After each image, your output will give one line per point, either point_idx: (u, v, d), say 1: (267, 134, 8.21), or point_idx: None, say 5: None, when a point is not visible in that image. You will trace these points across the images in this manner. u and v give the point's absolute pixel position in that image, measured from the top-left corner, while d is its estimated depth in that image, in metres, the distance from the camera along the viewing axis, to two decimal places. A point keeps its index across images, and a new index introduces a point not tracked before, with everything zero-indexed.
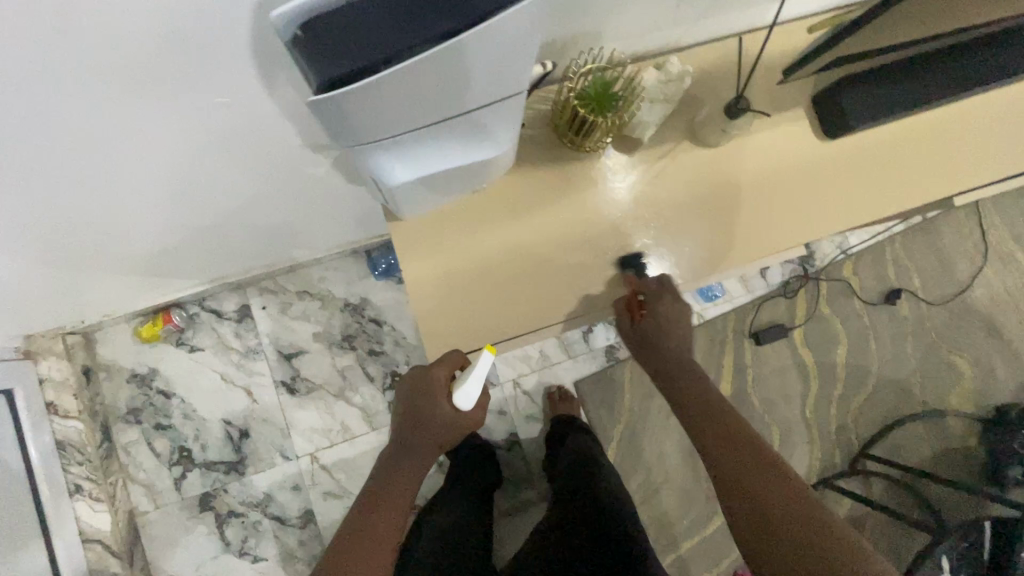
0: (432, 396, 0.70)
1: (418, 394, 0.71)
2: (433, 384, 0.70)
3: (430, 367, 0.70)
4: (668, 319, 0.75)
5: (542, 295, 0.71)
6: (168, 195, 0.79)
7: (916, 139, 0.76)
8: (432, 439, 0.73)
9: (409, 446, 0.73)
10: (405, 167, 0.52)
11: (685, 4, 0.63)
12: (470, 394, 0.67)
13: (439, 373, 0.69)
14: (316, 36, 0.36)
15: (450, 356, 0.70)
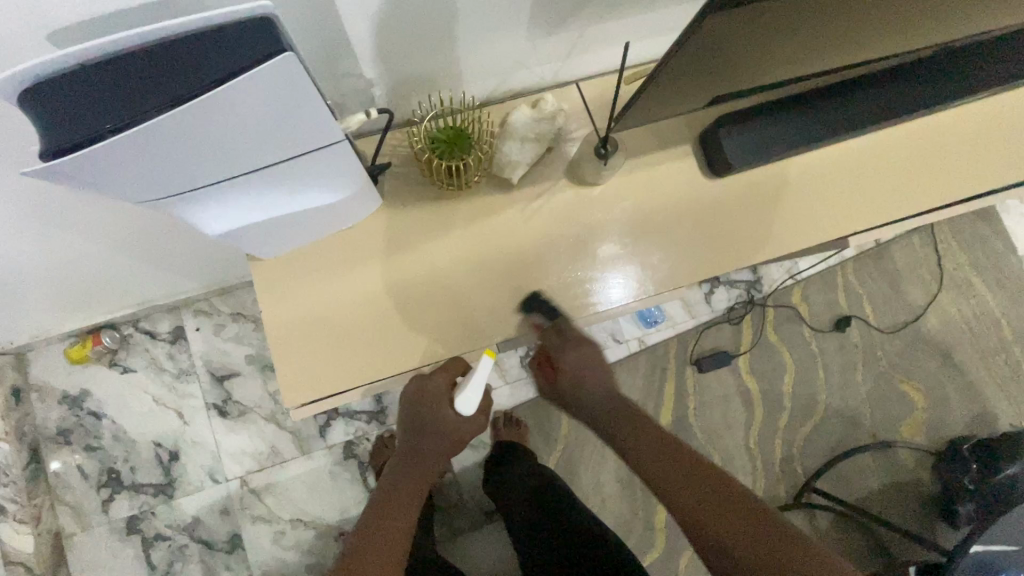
0: (436, 407, 0.69)
1: (418, 407, 0.70)
2: (435, 394, 0.69)
3: (431, 374, 0.70)
4: (580, 372, 0.72)
5: (411, 339, 0.68)
6: (48, 233, 0.78)
7: (807, 176, 0.75)
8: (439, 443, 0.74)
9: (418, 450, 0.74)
10: (221, 213, 0.51)
11: (549, 44, 0.62)
12: (472, 400, 0.67)
13: (440, 380, 0.69)
14: (47, 102, 0.34)
15: (451, 363, 0.69)
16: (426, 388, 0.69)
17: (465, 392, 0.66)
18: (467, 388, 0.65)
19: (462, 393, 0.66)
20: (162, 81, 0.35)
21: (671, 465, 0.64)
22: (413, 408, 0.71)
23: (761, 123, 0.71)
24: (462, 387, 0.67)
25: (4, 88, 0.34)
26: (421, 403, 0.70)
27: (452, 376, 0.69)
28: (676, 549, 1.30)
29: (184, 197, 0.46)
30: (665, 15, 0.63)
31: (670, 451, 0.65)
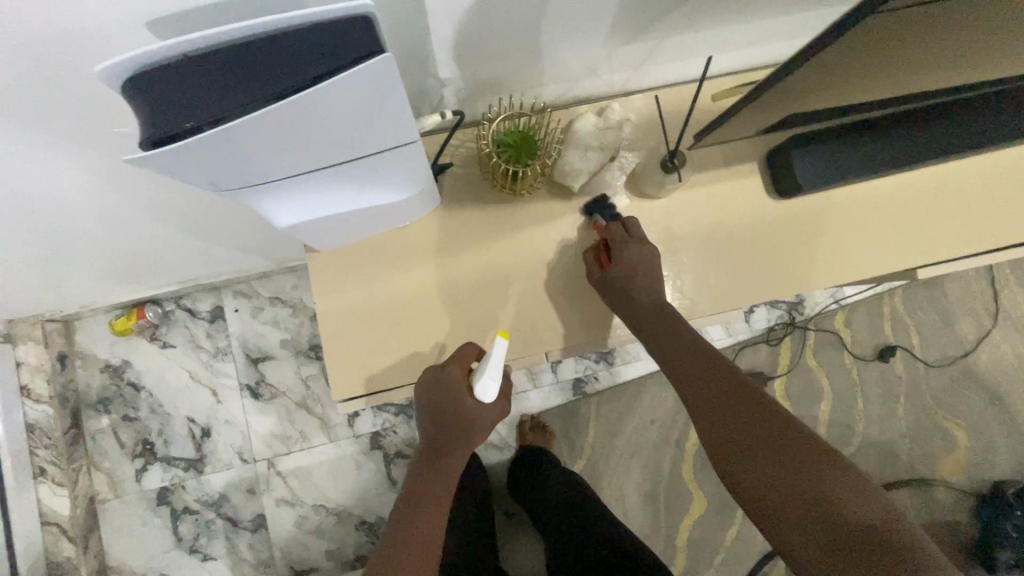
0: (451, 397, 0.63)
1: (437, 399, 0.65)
2: (451, 383, 0.63)
3: (446, 364, 0.65)
4: (644, 262, 0.65)
5: (459, 340, 0.68)
6: (108, 209, 0.81)
7: (874, 203, 0.72)
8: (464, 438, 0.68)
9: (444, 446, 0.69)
10: (290, 208, 0.51)
11: (621, 54, 0.61)
12: (492, 386, 0.61)
13: (455, 370, 0.64)
14: (149, 90, 0.35)
15: (466, 351, 0.65)
16: (439, 379, 0.64)
17: (483, 376, 0.60)
18: (487, 371, 0.60)
19: (480, 377, 0.61)
20: (258, 75, 0.35)
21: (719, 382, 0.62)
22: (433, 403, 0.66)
23: (839, 143, 0.67)
24: (478, 373, 0.61)
25: (108, 76, 0.34)
26: (436, 395, 0.64)
27: (466, 365, 0.65)
28: (696, 569, 1.27)
29: (263, 188, 0.46)
30: (746, 28, 0.61)
31: (718, 372, 0.63)
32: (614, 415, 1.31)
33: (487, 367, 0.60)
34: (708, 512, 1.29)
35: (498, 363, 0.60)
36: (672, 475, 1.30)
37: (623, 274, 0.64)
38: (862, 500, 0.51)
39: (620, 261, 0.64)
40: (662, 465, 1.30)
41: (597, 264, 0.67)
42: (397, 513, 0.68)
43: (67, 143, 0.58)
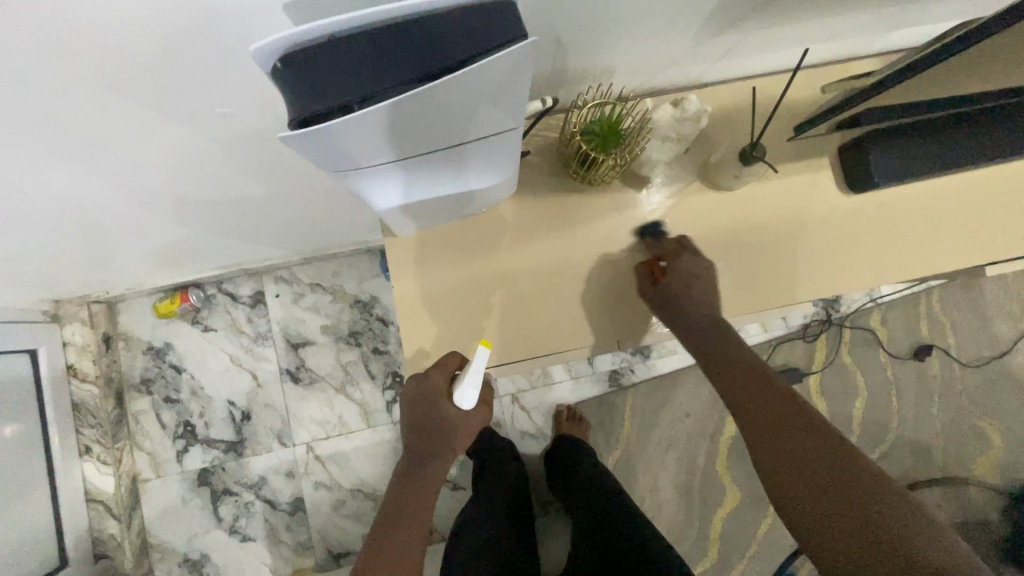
0: (435, 405, 0.65)
1: (418, 404, 0.67)
2: (430, 392, 0.65)
3: (428, 372, 0.66)
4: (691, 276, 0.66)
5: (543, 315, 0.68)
6: (176, 191, 0.82)
7: (947, 200, 0.71)
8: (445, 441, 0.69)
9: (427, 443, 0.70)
10: (390, 193, 0.53)
11: (704, 46, 0.61)
12: (469, 394, 0.64)
13: (438, 378, 0.65)
14: (297, 69, 0.35)
15: (448, 359, 0.66)
16: (424, 387, 0.65)
17: (462, 385, 0.63)
18: (466, 379, 0.62)
19: (460, 385, 0.64)
20: (405, 57, 0.36)
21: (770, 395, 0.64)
22: (415, 406, 0.68)
23: (917, 137, 0.66)
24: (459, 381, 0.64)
25: (259, 55, 0.35)
26: (420, 402, 0.67)
27: (449, 373, 0.65)
28: (728, 562, 1.28)
29: (373, 171, 0.47)
30: (832, 23, 0.61)
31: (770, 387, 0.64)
32: (649, 408, 1.33)
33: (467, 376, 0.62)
34: (742, 505, 1.30)
35: (480, 372, 0.62)
36: (706, 468, 1.31)
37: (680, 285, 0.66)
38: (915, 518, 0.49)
39: (674, 276, 0.66)
40: (697, 458, 1.31)
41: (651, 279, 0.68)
42: (380, 520, 0.69)
43: (159, 117, 0.59)
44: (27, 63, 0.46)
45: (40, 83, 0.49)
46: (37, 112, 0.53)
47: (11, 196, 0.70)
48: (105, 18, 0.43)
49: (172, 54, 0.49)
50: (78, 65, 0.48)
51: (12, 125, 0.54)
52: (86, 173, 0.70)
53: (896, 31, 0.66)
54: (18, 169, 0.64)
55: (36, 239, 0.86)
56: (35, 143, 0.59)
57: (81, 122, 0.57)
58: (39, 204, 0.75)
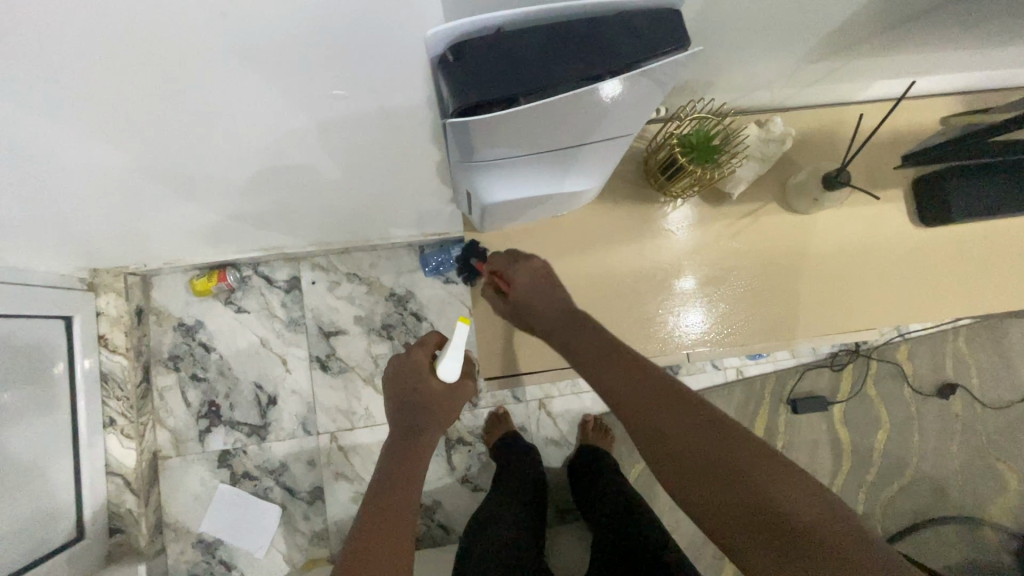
0: (418, 376, 0.72)
1: (401, 382, 0.73)
2: (417, 366, 0.73)
3: (410, 352, 0.75)
4: (536, 277, 0.66)
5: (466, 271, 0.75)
6: (251, 172, 0.81)
7: (1016, 241, 0.73)
8: (430, 414, 0.72)
9: (410, 422, 0.72)
10: (494, 190, 0.53)
11: (800, 71, 0.63)
12: (452, 368, 0.69)
13: (419, 354, 0.74)
14: (468, 57, 0.36)
15: (427, 338, 0.76)
16: (406, 364, 0.73)
17: (444, 358, 0.68)
18: (447, 353, 0.68)
19: (442, 360, 0.69)
20: (573, 55, 0.36)
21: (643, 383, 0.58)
22: (397, 386, 0.74)
23: (995, 178, 0.68)
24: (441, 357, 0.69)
25: (432, 41, 0.35)
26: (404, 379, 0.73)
27: (429, 351, 0.75)
28: None
29: (487, 166, 0.48)
30: (924, 58, 0.63)
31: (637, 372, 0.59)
32: None
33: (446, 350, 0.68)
34: None
35: (460, 349, 0.68)
36: None
37: (522, 294, 0.65)
38: (798, 487, 0.48)
39: (516, 284, 0.65)
40: None
41: (500, 296, 0.68)
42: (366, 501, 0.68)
43: (259, 104, 0.59)
44: (155, 28, 0.44)
45: (163, 51, 0.48)
46: (142, 86, 0.53)
47: (90, 157, 0.69)
48: (252, 11, 0.43)
49: (300, 47, 0.49)
50: (198, 46, 0.47)
51: (122, 91, 0.53)
52: (168, 147, 0.69)
53: (979, 72, 0.69)
54: (109, 134, 0.63)
55: (97, 205, 0.86)
56: (130, 116, 0.59)
57: (188, 94, 0.56)
58: (114, 172, 0.75)
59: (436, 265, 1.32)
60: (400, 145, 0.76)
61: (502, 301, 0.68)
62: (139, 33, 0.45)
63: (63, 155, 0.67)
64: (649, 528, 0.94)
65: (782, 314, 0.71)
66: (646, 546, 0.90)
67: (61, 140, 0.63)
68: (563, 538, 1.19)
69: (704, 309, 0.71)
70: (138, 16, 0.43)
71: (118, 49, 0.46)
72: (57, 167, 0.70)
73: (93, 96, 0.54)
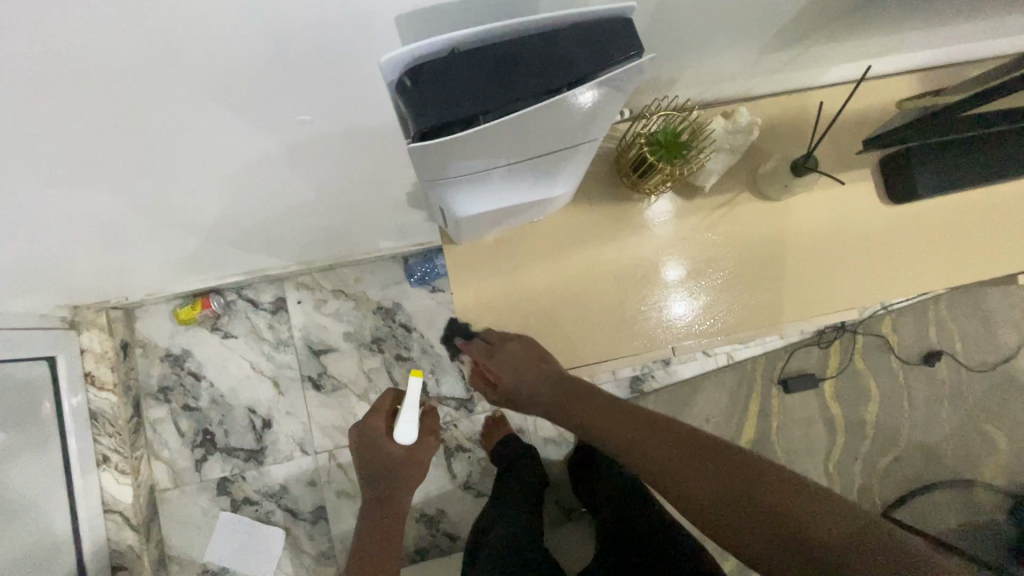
0: (378, 443, 0.78)
1: (364, 452, 0.79)
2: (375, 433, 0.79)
3: (367, 420, 0.81)
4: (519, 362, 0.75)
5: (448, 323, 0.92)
6: (225, 200, 0.80)
7: (986, 212, 0.74)
8: (395, 476, 0.78)
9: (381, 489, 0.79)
10: (466, 204, 0.54)
11: (761, 60, 0.64)
12: (409, 427, 0.76)
13: (376, 423, 0.80)
14: (423, 80, 0.36)
15: (382, 403, 0.83)
16: (365, 433, 0.79)
17: (400, 423, 0.75)
18: (404, 414, 0.75)
19: (400, 422, 0.76)
20: (529, 72, 0.37)
21: (669, 441, 0.63)
22: (360, 456, 0.80)
23: (958, 151, 0.69)
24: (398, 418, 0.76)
25: (388, 66, 0.35)
26: (366, 447, 0.79)
27: (385, 415, 0.82)
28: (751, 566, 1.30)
29: (456, 181, 0.48)
30: (882, 39, 0.64)
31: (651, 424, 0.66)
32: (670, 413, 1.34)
33: (403, 411, 0.75)
34: None
35: (414, 407, 0.75)
36: None
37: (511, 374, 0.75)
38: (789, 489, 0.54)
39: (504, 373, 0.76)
40: None
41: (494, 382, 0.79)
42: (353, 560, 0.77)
43: (227, 131, 0.58)
44: (111, 67, 0.44)
45: (121, 87, 0.47)
46: (102, 123, 0.52)
47: (56, 198, 0.68)
48: (208, 43, 0.43)
49: (261, 74, 0.48)
50: (157, 80, 0.47)
51: (82, 128, 0.52)
52: (137, 181, 0.68)
53: (935, 48, 0.70)
54: (73, 172, 0.62)
55: (70, 243, 0.84)
56: (95, 153, 0.58)
57: (154, 128, 0.55)
58: (85, 209, 0.74)
59: (421, 275, 1.32)
60: (372, 163, 0.76)
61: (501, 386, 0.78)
62: (94, 73, 0.44)
63: (30, 198, 0.66)
64: (651, 517, 0.95)
65: (762, 302, 0.72)
66: (652, 535, 0.90)
67: (28, 185, 0.62)
68: (569, 535, 1.20)
69: (689, 301, 0.72)
70: (93, 57, 0.42)
71: (75, 90, 0.46)
72: (24, 210, 0.69)
73: (55, 138, 0.53)
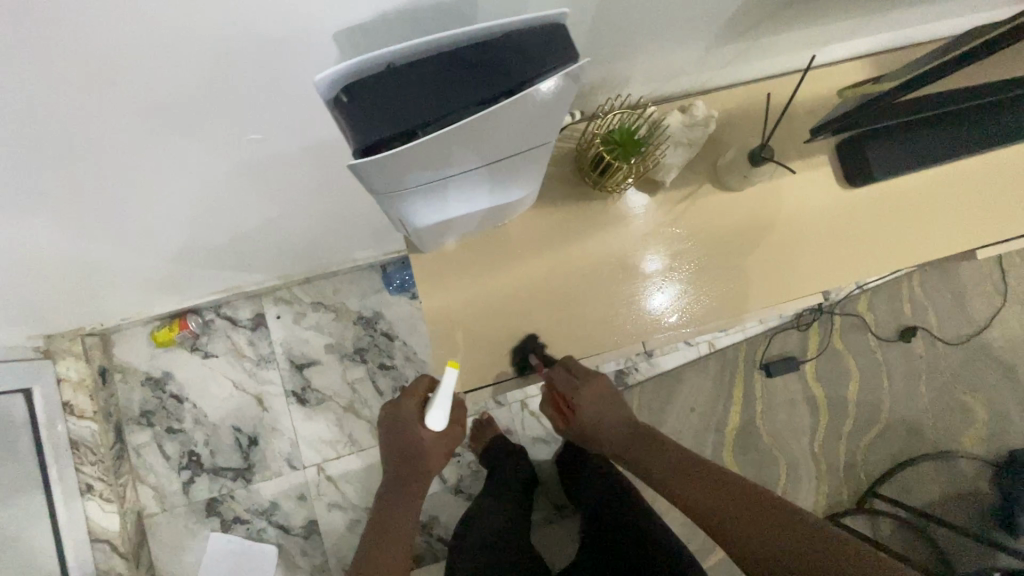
0: (408, 426, 0.71)
1: (393, 431, 0.73)
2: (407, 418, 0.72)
3: (399, 400, 0.73)
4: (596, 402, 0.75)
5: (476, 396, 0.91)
6: (189, 220, 0.79)
7: (941, 191, 0.76)
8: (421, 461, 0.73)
9: (403, 474, 0.74)
10: (425, 213, 0.54)
11: (711, 54, 0.64)
12: (442, 415, 0.66)
13: (409, 403, 0.72)
14: (359, 97, 0.36)
15: (416, 385, 0.73)
16: (396, 414, 0.73)
17: (433, 407, 0.65)
18: (438, 398, 0.65)
19: (431, 406, 0.66)
20: (465, 83, 0.37)
21: (722, 489, 0.65)
22: (390, 434, 0.74)
23: (910, 133, 0.71)
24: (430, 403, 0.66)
25: (322, 85, 0.35)
26: (396, 428, 0.73)
27: (419, 397, 0.73)
28: None
29: (410, 194, 0.48)
30: (828, 27, 0.65)
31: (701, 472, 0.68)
32: (655, 404, 1.35)
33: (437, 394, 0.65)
34: None
35: (449, 393, 0.65)
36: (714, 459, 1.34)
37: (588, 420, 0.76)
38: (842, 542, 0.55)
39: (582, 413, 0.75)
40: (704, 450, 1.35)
41: (561, 418, 0.78)
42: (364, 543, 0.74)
43: (182, 154, 0.58)
44: (52, 97, 0.43)
45: (64, 117, 0.46)
46: (52, 153, 0.52)
47: (14, 229, 0.67)
48: (151, 71, 0.43)
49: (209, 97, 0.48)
50: (103, 108, 0.46)
51: (30, 159, 0.51)
52: (96, 209, 0.67)
53: (882, 33, 0.71)
54: (28, 203, 0.61)
55: (35, 273, 0.83)
56: (48, 183, 0.58)
57: (105, 155, 0.55)
58: (45, 239, 0.73)
59: (400, 282, 1.32)
60: (335, 176, 0.75)
61: (563, 421, 0.78)
62: (35, 105, 0.44)
63: None
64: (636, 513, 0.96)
65: (728, 293, 0.74)
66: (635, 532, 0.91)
67: None
68: None
69: (658, 295, 0.73)
70: (30, 89, 0.41)
71: (16, 123, 0.45)
72: None
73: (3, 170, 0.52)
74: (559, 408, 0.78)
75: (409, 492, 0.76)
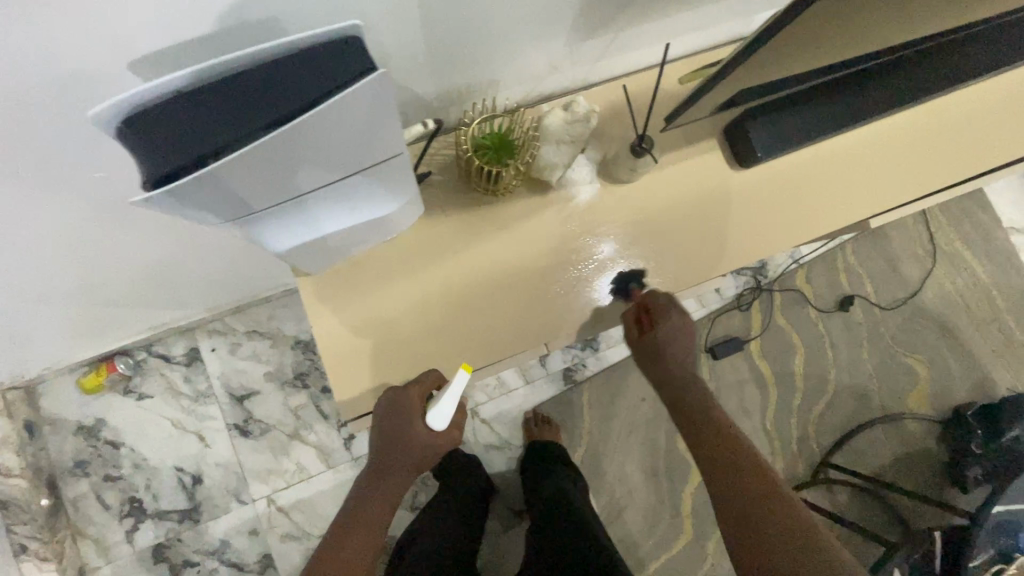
0: (405, 421, 0.67)
1: (388, 417, 0.68)
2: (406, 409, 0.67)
3: (405, 386, 0.67)
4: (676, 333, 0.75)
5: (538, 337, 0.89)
6: (77, 263, 0.76)
7: (831, 163, 0.77)
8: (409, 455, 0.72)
9: (388, 464, 0.74)
10: (287, 233, 0.52)
11: (579, 50, 0.64)
12: (444, 413, 0.65)
13: (413, 393, 0.67)
14: (150, 127, 0.35)
15: (426, 376, 0.68)
16: (396, 403, 0.67)
17: (438, 406, 0.65)
18: (444, 397, 0.64)
19: (437, 403, 0.65)
20: (260, 104, 0.36)
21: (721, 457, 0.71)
22: (383, 421, 0.69)
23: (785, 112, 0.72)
24: (439, 400, 0.65)
25: (105, 118, 0.35)
26: (392, 415, 0.67)
27: (425, 390, 0.68)
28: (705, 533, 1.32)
29: (258, 217, 0.46)
30: (692, 14, 0.66)
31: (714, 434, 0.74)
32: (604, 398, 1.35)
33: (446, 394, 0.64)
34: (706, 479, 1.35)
35: (457, 393, 0.64)
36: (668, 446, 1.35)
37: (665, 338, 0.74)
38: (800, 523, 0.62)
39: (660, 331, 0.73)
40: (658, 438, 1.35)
41: (638, 328, 0.74)
42: (337, 523, 0.78)
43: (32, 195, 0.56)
44: None
45: None
46: None
47: None
48: None
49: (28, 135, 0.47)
50: None
51: None
52: None
53: (752, 15, 0.72)
54: None
55: None
56: None
57: None
58: None
59: None
60: None
61: (637, 333, 0.75)
62: None
63: None
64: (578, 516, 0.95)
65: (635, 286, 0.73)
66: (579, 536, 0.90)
67: None
68: None
69: (563, 293, 0.72)
70: None
71: None
72: None
73: None
74: (639, 322, 0.74)
75: (393, 480, 0.76)
